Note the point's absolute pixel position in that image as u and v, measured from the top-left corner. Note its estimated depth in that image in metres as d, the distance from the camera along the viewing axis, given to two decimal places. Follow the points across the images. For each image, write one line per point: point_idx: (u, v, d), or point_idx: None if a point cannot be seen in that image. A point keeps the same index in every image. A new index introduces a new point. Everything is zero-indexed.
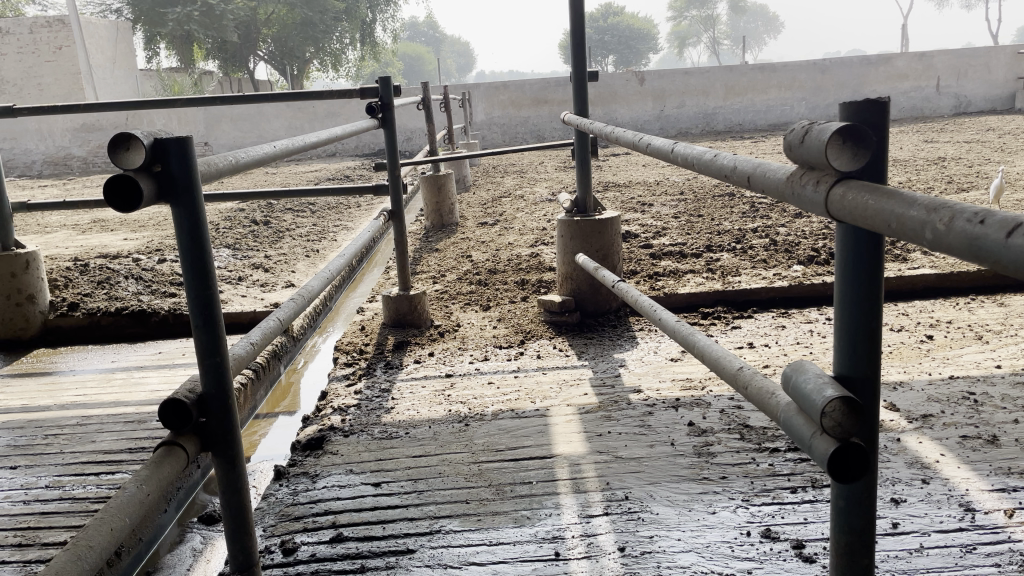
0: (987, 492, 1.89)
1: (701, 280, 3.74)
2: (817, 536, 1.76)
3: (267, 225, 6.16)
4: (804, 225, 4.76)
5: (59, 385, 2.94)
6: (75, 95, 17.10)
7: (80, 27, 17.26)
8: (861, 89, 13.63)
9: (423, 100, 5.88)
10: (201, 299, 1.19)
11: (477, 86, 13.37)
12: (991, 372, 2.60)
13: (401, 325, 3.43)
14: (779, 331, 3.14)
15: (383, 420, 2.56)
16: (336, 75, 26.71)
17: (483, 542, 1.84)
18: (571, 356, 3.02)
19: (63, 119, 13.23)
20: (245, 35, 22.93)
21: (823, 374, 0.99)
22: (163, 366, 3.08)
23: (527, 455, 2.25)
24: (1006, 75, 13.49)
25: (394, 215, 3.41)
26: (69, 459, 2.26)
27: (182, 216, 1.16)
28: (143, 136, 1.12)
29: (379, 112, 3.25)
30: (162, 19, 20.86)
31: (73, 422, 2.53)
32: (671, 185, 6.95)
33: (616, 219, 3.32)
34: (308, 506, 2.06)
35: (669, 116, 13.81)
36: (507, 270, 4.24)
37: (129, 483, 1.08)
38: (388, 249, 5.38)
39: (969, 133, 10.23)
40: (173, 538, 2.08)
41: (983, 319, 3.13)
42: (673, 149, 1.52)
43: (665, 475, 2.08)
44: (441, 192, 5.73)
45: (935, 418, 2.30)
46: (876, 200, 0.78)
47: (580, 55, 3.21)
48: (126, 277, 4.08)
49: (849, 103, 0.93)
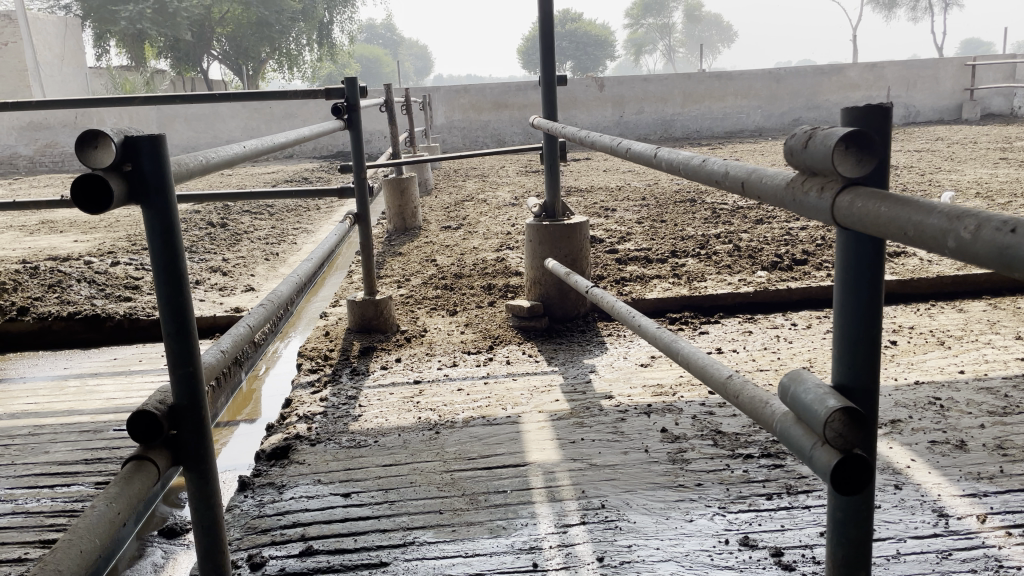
0: (958, 497, 1.91)
1: (667, 285, 3.75)
2: (795, 544, 1.75)
3: (225, 227, 6.03)
4: (766, 231, 4.82)
5: (10, 393, 2.82)
6: (21, 92, 16.65)
7: (28, 23, 16.77)
8: (814, 98, 13.88)
9: (386, 101, 5.80)
10: (173, 304, 1.14)
11: (437, 89, 13.32)
12: (954, 377, 2.64)
13: (367, 331, 3.36)
14: (746, 336, 3.15)
15: (350, 428, 2.50)
16: (292, 77, 26.40)
17: (459, 554, 1.80)
18: (541, 361, 3.00)
19: (9, 117, 12.82)
20: (199, 34, 22.54)
21: (822, 384, 0.97)
22: (120, 373, 2.97)
23: (500, 464, 2.21)
24: (953, 86, 13.89)
25: (360, 218, 3.34)
26: (21, 471, 2.16)
27: (154, 218, 1.11)
28: (113, 133, 1.06)
29: (344, 113, 3.18)
30: (115, 17, 20.37)
31: (25, 432, 2.43)
32: (633, 191, 6.97)
33: (585, 223, 3.30)
34: (276, 518, 2.00)
35: (628, 122, 13.93)
36: (472, 275, 4.20)
37: (98, 501, 1.01)
38: (349, 252, 5.29)
39: (921, 142, 10.49)
40: (133, 552, 2.00)
41: (944, 326, 3.18)
42: (656, 154, 1.51)
43: (641, 482, 2.06)
44: (404, 196, 5.67)
45: (904, 423, 2.32)
46: (888, 208, 0.77)
47: (549, 57, 3.18)
48: (78, 280, 3.94)
49: (850, 109, 0.91)
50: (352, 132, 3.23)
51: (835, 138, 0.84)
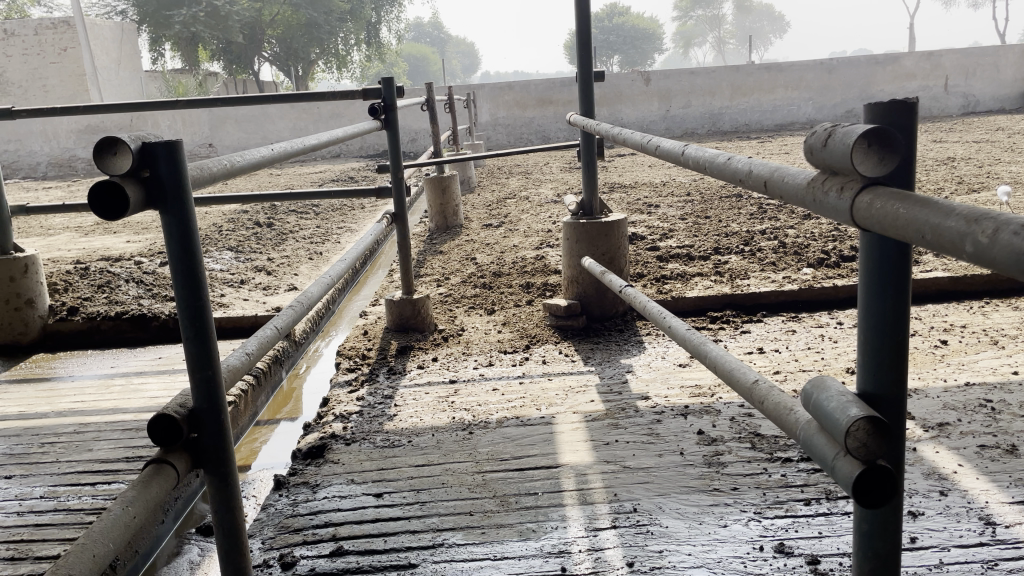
0: (1007, 505, 1.83)
1: (709, 283, 3.68)
2: (833, 551, 1.70)
3: (271, 227, 6.13)
4: (813, 226, 4.70)
5: (58, 391, 2.90)
6: (80, 97, 17.18)
7: (86, 29, 17.29)
8: (868, 89, 13.52)
9: (428, 100, 5.81)
10: (192, 309, 1.14)
11: (482, 86, 13.37)
12: (1008, 379, 2.54)
13: (404, 330, 3.37)
14: (790, 335, 3.08)
15: (385, 428, 2.51)
16: (341, 76, 26.72)
17: (488, 556, 1.79)
18: (577, 361, 2.97)
19: (68, 121, 13.24)
20: (250, 36, 22.98)
21: (846, 392, 0.93)
22: (163, 372, 3.03)
23: (532, 465, 2.19)
24: (1015, 74, 13.41)
25: (398, 218, 3.35)
26: (64, 468, 2.22)
27: (172, 225, 1.12)
28: (129, 140, 1.07)
29: (382, 113, 3.18)
30: (169, 21, 20.82)
31: (70, 430, 2.49)
32: (678, 186, 6.87)
33: (623, 221, 3.26)
34: (308, 517, 2.01)
35: (675, 116, 13.75)
36: (512, 273, 4.19)
37: (114, 505, 1.03)
38: (392, 251, 5.32)
39: (979, 132, 10.15)
40: (171, 549, 2.03)
41: (998, 324, 3.05)
42: (683, 151, 1.47)
43: (674, 486, 2.02)
44: (446, 194, 5.67)
45: (951, 427, 2.24)
46: (907, 209, 0.72)
47: (586, 53, 3.14)
48: (127, 280, 4.04)
49: (873, 104, 0.88)
50: (389, 132, 3.23)
51: (854, 135, 0.80)
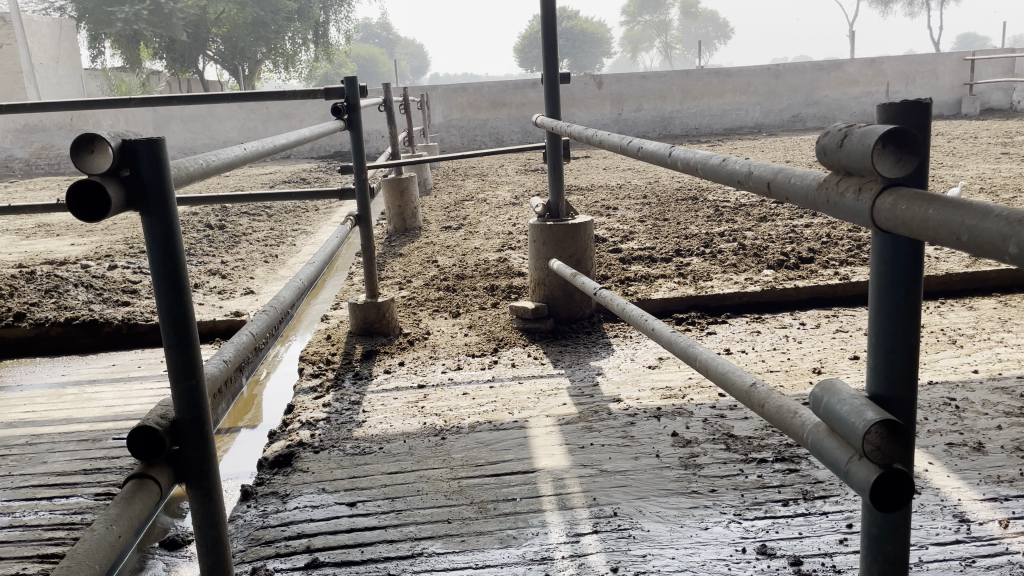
0: (979, 502, 1.86)
1: (672, 285, 3.70)
2: (814, 552, 1.70)
3: (223, 229, 5.98)
4: (770, 228, 4.77)
5: (6, 401, 2.77)
6: (16, 95, 16.58)
7: (22, 26, 16.72)
8: (813, 95, 13.85)
9: (385, 100, 5.73)
10: (176, 317, 1.09)
11: (435, 88, 13.30)
12: (968, 377, 2.60)
13: (369, 334, 3.31)
14: (755, 336, 3.11)
15: (354, 434, 2.45)
16: (289, 76, 26.32)
17: (469, 565, 1.75)
18: (546, 364, 2.95)
19: (4, 119, 12.77)
20: (194, 34, 22.45)
21: (858, 396, 0.93)
22: (118, 380, 2.92)
23: (509, 470, 2.16)
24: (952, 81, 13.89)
25: (361, 220, 3.28)
26: (18, 482, 2.11)
27: (153, 226, 1.06)
28: (109, 137, 1.01)
29: (345, 113, 3.11)
30: (110, 19, 20.27)
31: (22, 442, 2.38)
32: (634, 189, 6.93)
33: (589, 223, 3.25)
34: (280, 529, 1.95)
35: (627, 120, 13.88)
36: (474, 276, 4.15)
37: (97, 524, 0.98)
38: (350, 254, 5.24)
39: None
40: (134, 564, 1.94)
41: (955, 324, 3.13)
42: (671, 152, 1.46)
43: (653, 489, 2.01)
44: (404, 196, 5.61)
45: (919, 426, 2.28)
46: (936, 210, 0.72)
47: (553, 54, 3.12)
48: (75, 285, 3.89)
49: (886, 104, 0.87)
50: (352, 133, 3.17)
51: (875, 136, 0.79)
